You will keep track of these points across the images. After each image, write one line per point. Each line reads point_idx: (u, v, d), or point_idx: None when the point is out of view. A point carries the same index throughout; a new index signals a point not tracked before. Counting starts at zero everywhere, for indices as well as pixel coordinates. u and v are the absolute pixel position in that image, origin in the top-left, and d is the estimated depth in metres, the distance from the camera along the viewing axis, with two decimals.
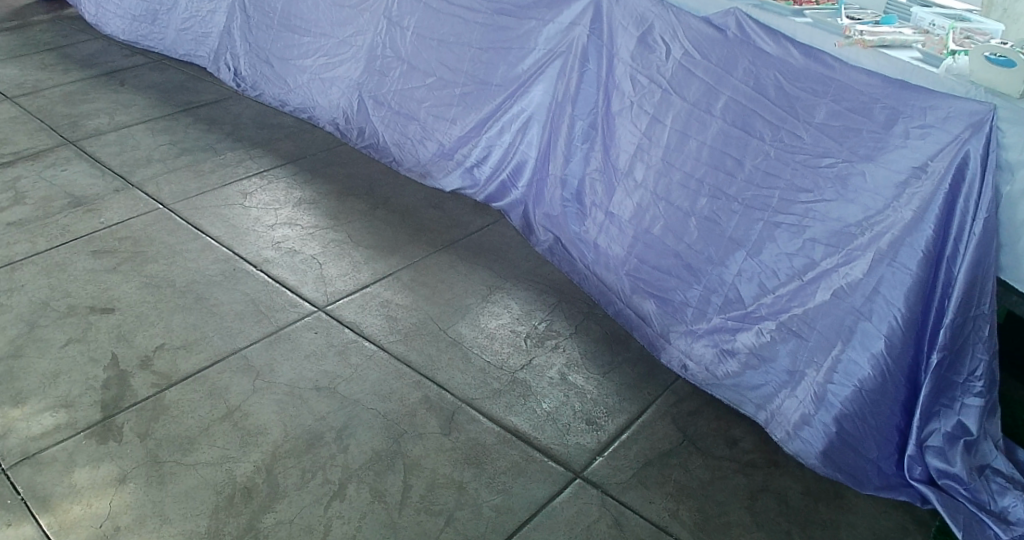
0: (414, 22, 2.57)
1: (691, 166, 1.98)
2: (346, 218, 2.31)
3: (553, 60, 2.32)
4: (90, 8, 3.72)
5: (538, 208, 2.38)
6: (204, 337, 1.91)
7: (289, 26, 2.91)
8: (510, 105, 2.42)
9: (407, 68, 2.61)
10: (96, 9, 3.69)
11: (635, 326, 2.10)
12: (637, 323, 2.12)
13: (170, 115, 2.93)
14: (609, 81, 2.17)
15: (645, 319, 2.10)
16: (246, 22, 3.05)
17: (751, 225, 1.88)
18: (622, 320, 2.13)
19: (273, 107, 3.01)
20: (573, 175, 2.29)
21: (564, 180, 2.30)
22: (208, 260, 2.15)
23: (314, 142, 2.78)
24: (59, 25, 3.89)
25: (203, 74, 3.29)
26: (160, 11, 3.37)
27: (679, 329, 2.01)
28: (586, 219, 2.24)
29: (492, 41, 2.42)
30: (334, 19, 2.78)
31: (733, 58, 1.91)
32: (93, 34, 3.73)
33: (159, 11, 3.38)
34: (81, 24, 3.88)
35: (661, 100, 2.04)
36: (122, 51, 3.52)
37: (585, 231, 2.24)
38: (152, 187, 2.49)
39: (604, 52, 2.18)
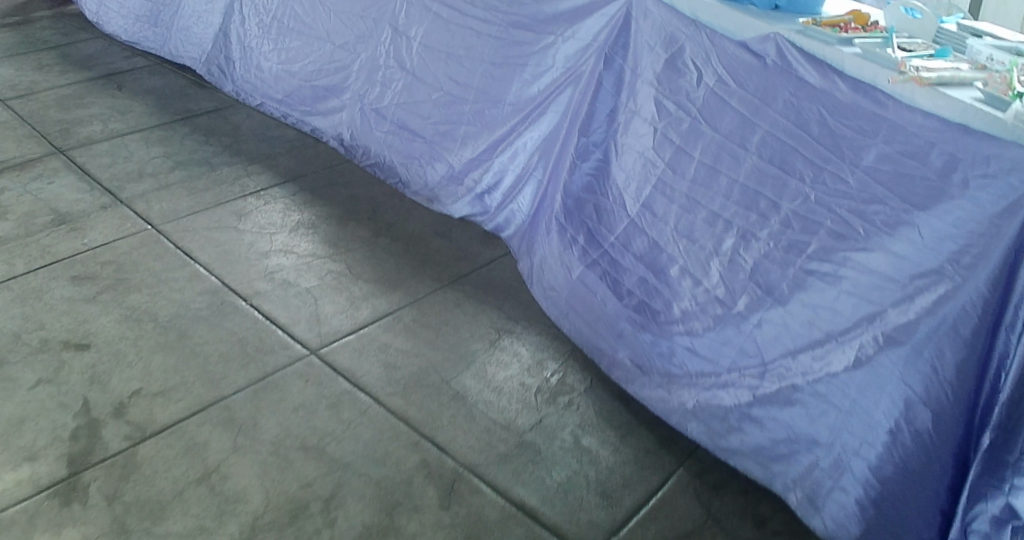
0: (420, 32, 2.43)
1: (719, 204, 1.77)
2: (345, 246, 2.14)
3: (570, 79, 2.15)
4: (91, 6, 3.56)
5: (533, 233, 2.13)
6: (184, 382, 1.74)
7: (288, 31, 2.74)
8: (523, 126, 2.24)
9: (410, 80, 2.45)
10: (100, 7, 3.52)
11: (631, 376, 1.86)
12: (634, 373, 1.87)
13: (166, 123, 2.77)
14: (630, 106, 1.98)
15: (644, 367, 1.85)
16: (244, 24, 2.87)
17: (781, 272, 1.66)
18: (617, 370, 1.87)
19: (274, 117, 2.84)
20: (572, 199, 2.04)
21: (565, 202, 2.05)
22: (195, 291, 1.98)
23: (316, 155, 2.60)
24: (61, 22, 3.74)
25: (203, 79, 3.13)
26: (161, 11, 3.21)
27: (682, 380, 1.79)
28: (583, 249, 1.98)
29: (505, 56, 2.26)
30: (337, 25, 2.61)
31: (772, 87, 1.73)
32: (95, 33, 3.57)
33: (162, 12, 3.21)
34: (84, 22, 3.73)
35: (690, 129, 1.85)
36: (123, 53, 3.36)
37: (582, 265, 1.97)
38: (142, 204, 2.33)
39: (626, 75, 2.00)
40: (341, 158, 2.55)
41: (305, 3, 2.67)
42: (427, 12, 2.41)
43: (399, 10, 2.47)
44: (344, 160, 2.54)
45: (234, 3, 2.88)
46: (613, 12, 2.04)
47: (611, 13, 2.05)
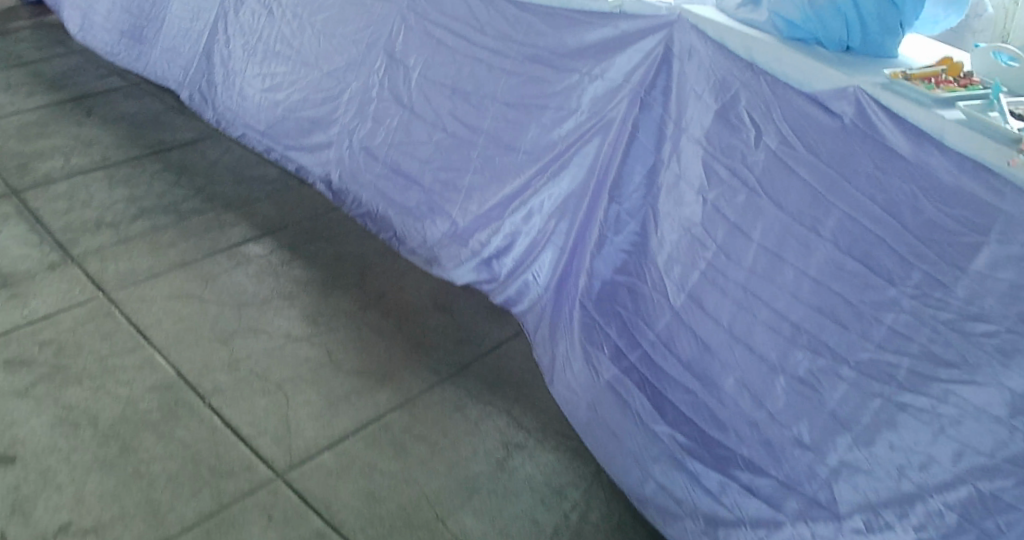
0: (419, 61, 2.09)
1: (784, 303, 1.43)
2: (327, 323, 1.81)
3: (601, 126, 1.79)
4: (69, 18, 3.24)
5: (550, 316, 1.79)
6: (123, 515, 1.42)
7: (272, 53, 2.41)
8: (541, 183, 1.87)
9: (408, 116, 2.10)
10: (82, 20, 3.17)
11: (673, 515, 1.49)
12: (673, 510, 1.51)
13: (135, 158, 2.43)
14: (673, 167, 1.64)
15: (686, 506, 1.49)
16: (226, 44, 2.54)
17: (863, 403, 1.35)
18: (654, 505, 1.51)
19: (256, 152, 2.50)
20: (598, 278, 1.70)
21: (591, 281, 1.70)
22: (145, 386, 1.67)
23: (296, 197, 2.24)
24: (36, 33, 3.41)
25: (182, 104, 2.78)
26: (140, 26, 2.88)
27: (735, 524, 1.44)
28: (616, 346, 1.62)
29: (520, 95, 1.91)
30: (325, 49, 2.28)
31: (852, 156, 1.40)
32: (71, 48, 3.24)
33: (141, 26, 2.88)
34: (62, 34, 3.39)
35: (747, 203, 1.50)
36: (98, 72, 3.02)
37: (613, 365, 1.61)
38: (95, 264, 2.00)
39: (668, 128, 1.66)
40: (326, 204, 2.19)
41: (292, 23, 2.35)
42: (430, 38, 2.07)
43: (397, 35, 2.13)
44: (329, 207, 2.19)
45: (217, 21, 2.57)
46: (650, 49, 1.70)
47: (648, 49, 1.70)
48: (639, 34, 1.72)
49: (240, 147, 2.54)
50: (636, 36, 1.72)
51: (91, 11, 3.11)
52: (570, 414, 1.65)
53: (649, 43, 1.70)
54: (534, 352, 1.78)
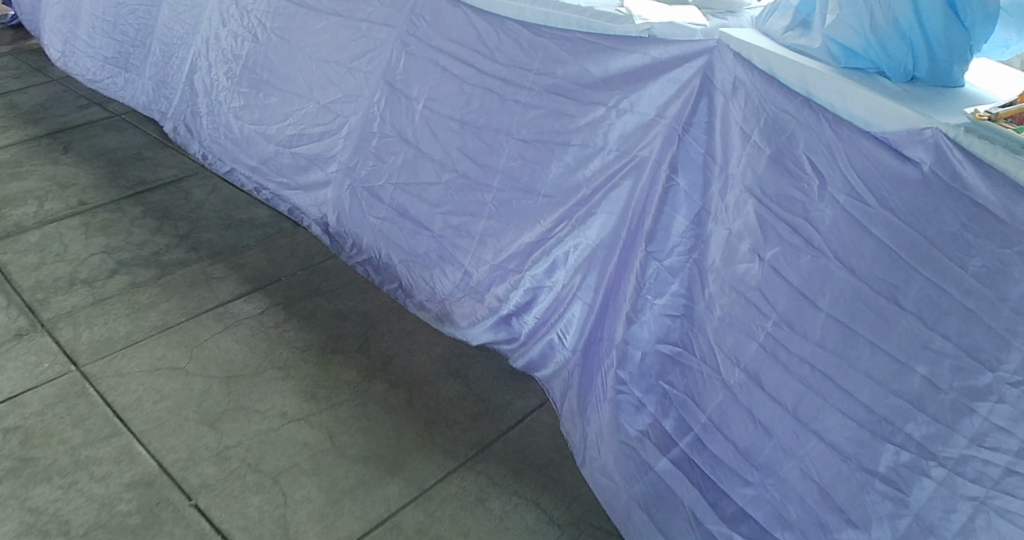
0: (424, 91, 1.88)
1: (857, 385, 1.24)
2: (327, 397, 1.60)
3: (634, 166, 1.57)
4: (47, 43, 3.03)
5: (579, 384, 1.59)
6: None
7: (260, 83, 2.21)
8: (566, 230, 1.65)
9: (413, 154, 1.90)
10: (64, 46, 2.95)
11: None
12: None
13: (113, 200, 2.22)
14: (721, 219, 1.43)
15: None
16: (210, 71, 2.35)
17: (954, 506, 1.17)
18: None
19: (246, 191, 2.30)
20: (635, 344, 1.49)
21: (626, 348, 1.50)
22: (123, 482, 1.46)
23: (288, 242, 2.01)
24: (15, 58, 3.20)
25: (165, 137, 2.56)
26: (120, 51, 2.68)
27: None
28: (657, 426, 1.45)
29: (538, 130, 1.70)
30: (318, 79, 2.08)
31: (936, 213, 1.19)
32: (50, 74, 3.04)
33: (121, 52, 2.68)
34: (40, 59, 3.19)
35: (811, 265, 1.30)
36: (78, 101, 2.79)
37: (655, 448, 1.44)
38: (69, 330, 1.79)
39: (715, 173, 1.45)
40: (322, 251, 1.97)
41: (281, 50, 2.16)
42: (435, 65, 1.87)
43: (398, 61, 1.93)
44: (326, 253, 1.96)
45: (201, 46, 2.37)
46: (689, 79, 1.49)
47: (686, 79, 1.50)
48: (673, 60, 1.51)
49: (227, 186, 2.33)
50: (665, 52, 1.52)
51: (73, 37, 2.90)
52: (610, 505, 1.46)
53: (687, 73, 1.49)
54: (563, 427, 1.58)
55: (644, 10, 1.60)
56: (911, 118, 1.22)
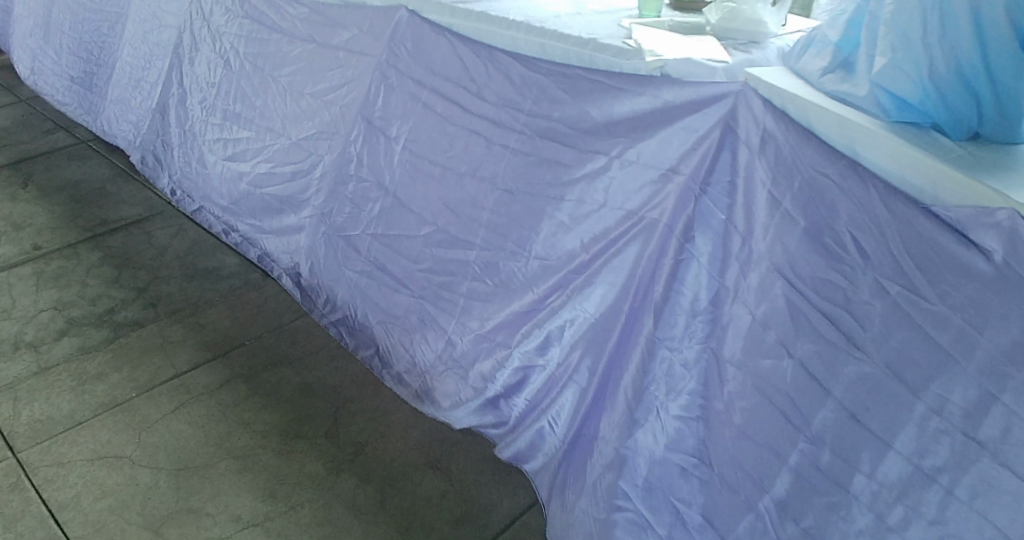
0: (404, 130, 1.66)
1: (906, 521, 1.07)
2: (292, 497, 1.40)
3: (641, 228, 1.32)
4: (15, 58, 2.84)
5: (575, 484, 1.37)
6: None
7: (234, 115, 2.02)
8: (560, 301, 1.41)
9: (392, 202, 1.67)
10: (32, 63, 2.75)
11: None
12: None
13: (71, 245, 2.03)
14: (743, 302, 1.20)
15: None
16: (184, 95, 2.17)
17: None
18: None
19: (212, 232, 2.10)
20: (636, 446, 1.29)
21: (628, 451, 1.30)
22: None
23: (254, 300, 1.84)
24: None
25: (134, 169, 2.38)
26: (88, 72, 2.49)
27: None
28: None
29: (527, 180, 1.46)
30: (292, 113, 1.88)
31: (1010, 319, 0.99)
32: (19, 94, 2.85)
33: (88, 73, 2.49)
34: (9, 78, 3.00)
35: (853, 372, 1.10)
36: (44, 127, 2.62)
37: None
38: (5, 406, 1.58)
39: (736, 243, 1.22)
40: (292, 309, 1.83)
41: (254, 79, 1.96)
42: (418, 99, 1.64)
43: (376, 94, 1.71)
44: (296, 315, 1.81)
45: (175, 70, 2.19)
46: (709, 127, 1.25)
47: (705, 127, 1.26)
48: (688, 105, 1.27)
49: (190, 225, 2.14)
50: (676, 93, 1.28)
51: (41, 54, 2.70)
52: None
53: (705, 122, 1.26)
54: (554, 530, 1.38)
55: (654, 41, 1.37)
56: (982, 194, 1.01)
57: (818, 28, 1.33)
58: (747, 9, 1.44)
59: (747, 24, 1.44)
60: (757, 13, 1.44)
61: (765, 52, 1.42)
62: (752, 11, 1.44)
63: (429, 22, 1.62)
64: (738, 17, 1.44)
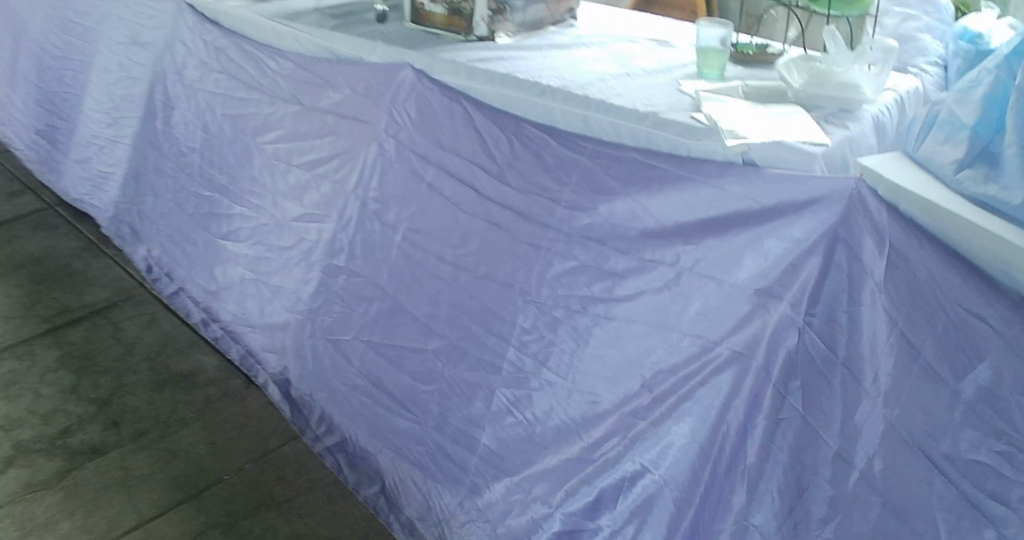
0: (405, 216, 1.34)
1: None
2: None
3: (734, 370, 1.00)
4: None
5: None
6: None
7: (215, 187, 1.76)
8: (614, 451, 1.10)
9: (391, 305, 1.37)
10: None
11: None
12: None
13: (28, 340, 1.80)
14: (870, 483, 0.92)
15: None
16: (157, 159, 1.92)
17: None
18: None
19: (190, 323, 1.84)
20: None
21: None
22: None
23: (237, 417, 1.60)
24: None
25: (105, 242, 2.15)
26: (54, 127, 2.25)
27: None
28: None
29: (565, 291, 1.13)
30: (277, 187, 1.61)
31: None
32: None
33: (55, 126, 2.25)
34: None
35: None
36: (9, 187, 2.38)
37: None
38: None
39: (860, 403, 0.92)
40: (280, 430, 1.56)
41: (235, 146, 1.70)
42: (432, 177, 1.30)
43: (374, 168, 1.40)
44: (284, 439, 1.54)
45: (148, 131, 1.94)
46: (815, 236, 0.94)
47: (812, 236, 0.95)
48: (794, 206, 0.96)
49: (162, 311, 1.90)
50: (772, 185, 0.97)
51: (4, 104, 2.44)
52: None
53: (809, 231, 0.95)
54: None
55: (730, 116, 1.05)
56: None
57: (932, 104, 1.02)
58: (841, 70, 1.13)
59: (841, 89, 1.12)
60: (854, 76, 1.13)
61: (863, 127, 1.11)
62: (847, 73, 1.13)
63: (438, 82, 1.33)
64: (829, 81, 1.13)
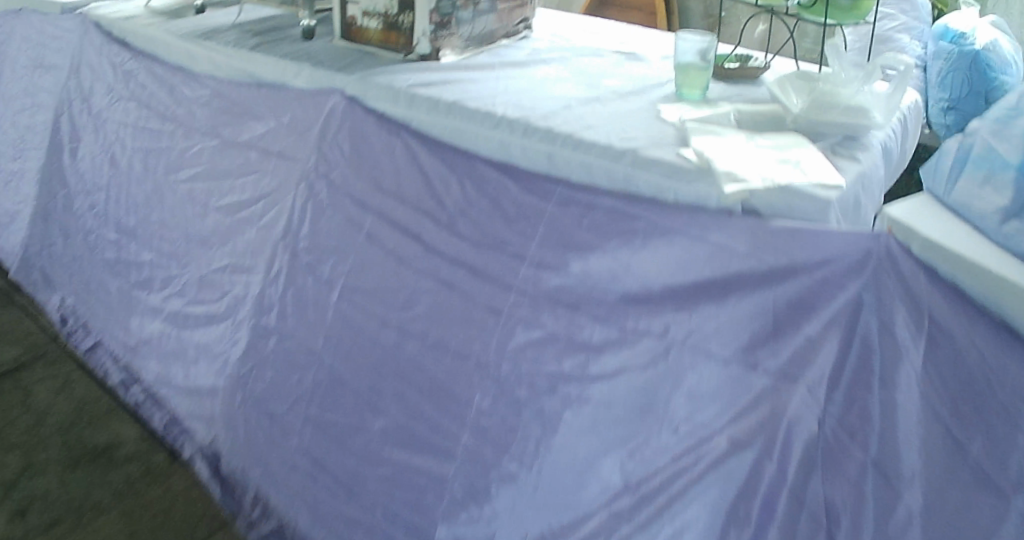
0: (341, 270, 1.15)
1: None
2: None
3: (745, 468, 0.82)
4: None
5: None
6: None
7: (128, 230, 1.54)
8: None
9: (331, 373, 1.18)
10: None
11: None
12: None
13: None
14: None
15: None
16: (63, 196, 1.69)
17: None
18: None
19: (107, 384, 1.63)
20: None
21: None
22: None
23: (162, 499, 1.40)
24: None
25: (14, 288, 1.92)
26: None
27: None
28: None
29: (530, 366, 0.95)
30: (197, 233, 1.41)
31: None
32: None
33: None
34: None
35: None
36: None
37: None
38: None
39: (895, 509, 0.76)
40: (210, 515, 1.37)
41: (149, 184, 1.49)
42: (370, 225, 1.10)
43: (305, 214, 1.20)
44: (214, 527, 1.35)
45: (52, 166, 1.71)
46: (838, 305, 0.78)
47: (833, 305, 0.78)
48: (809, 266, 0.79)
49: (77, 372, 1.68)
50: (779, 239, 0.80)
51: None
52: None
53: (831, 297, 0.79)
54: None
55: (725, 154, 0.87)
56: None
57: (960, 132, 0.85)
58: (848, 92, 0.96)
59: (848, 115, 0.95)
60: (863, 99, 0.95)
61: (873, 160, 0.94)
62: (854, 96, 0.95)
63: (374, 111, 1.12)
64: (834, 106, 0.95)
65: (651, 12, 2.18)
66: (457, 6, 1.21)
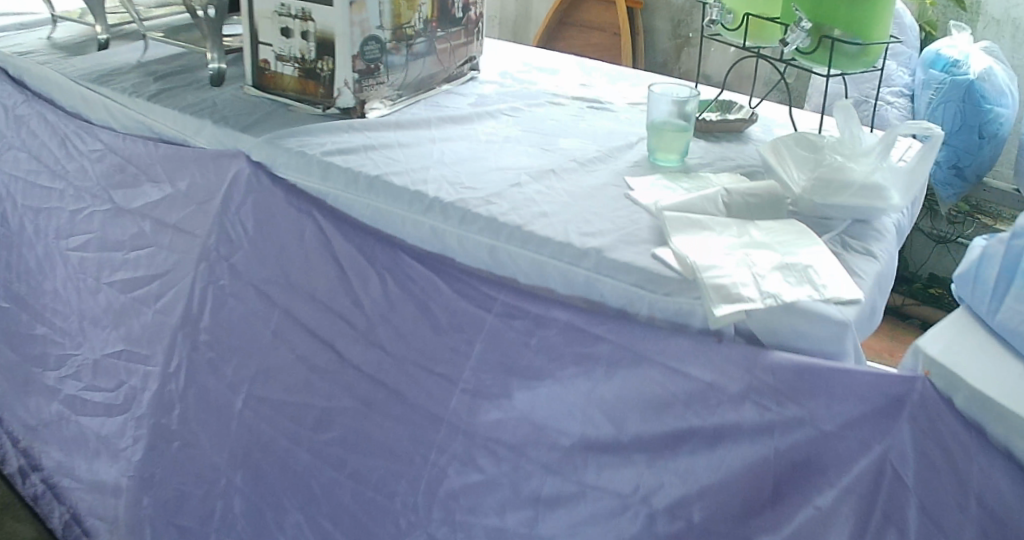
0: (243, 374, 0.95)
1: None
2: None
3: None
4: None
5: None
6: None
7: (13, 298, 1.34)
8: None
9: (236, 494, 0.99)
10: None
11: None
12: None
13: None
14: None
15: None
16: None
17: None
18: None
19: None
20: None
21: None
22: None
23: None
24: None
25: None
26: None
27: None
28: None
29: (465, 518, 0.76)
30: (86, 310, 1.22)
31: None
32: None
33: None
34: None
35: None
36: None
37: None
38: None
39: None
40: None
41: (35, 248, 1.28)
42: (279, 321, 0.91)
43: (200, 297, 1.00)
44: None
45: None
46: (857, 468, 0.60)
47: (851, 467, 0.61)
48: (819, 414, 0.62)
49: None
50: (782, 376, 0.62)
51: None
52: None
53: (849, 456, 0.61)
54: None
55: (717, 254, 0.68)
56: None
57: (985, 236, 0.71)
58: (860, 167, 0.78)
59: (861, 197, 0.77)
60: (879, 176, 0.77)
61: (889, 252, 0.77)
62: (869, 173, 0.77)
63: (283, 183, 0.93)
64: (846, 187, 0.77)
65: (614, 33, 2.01)
66: (386, 50, 1.02)
